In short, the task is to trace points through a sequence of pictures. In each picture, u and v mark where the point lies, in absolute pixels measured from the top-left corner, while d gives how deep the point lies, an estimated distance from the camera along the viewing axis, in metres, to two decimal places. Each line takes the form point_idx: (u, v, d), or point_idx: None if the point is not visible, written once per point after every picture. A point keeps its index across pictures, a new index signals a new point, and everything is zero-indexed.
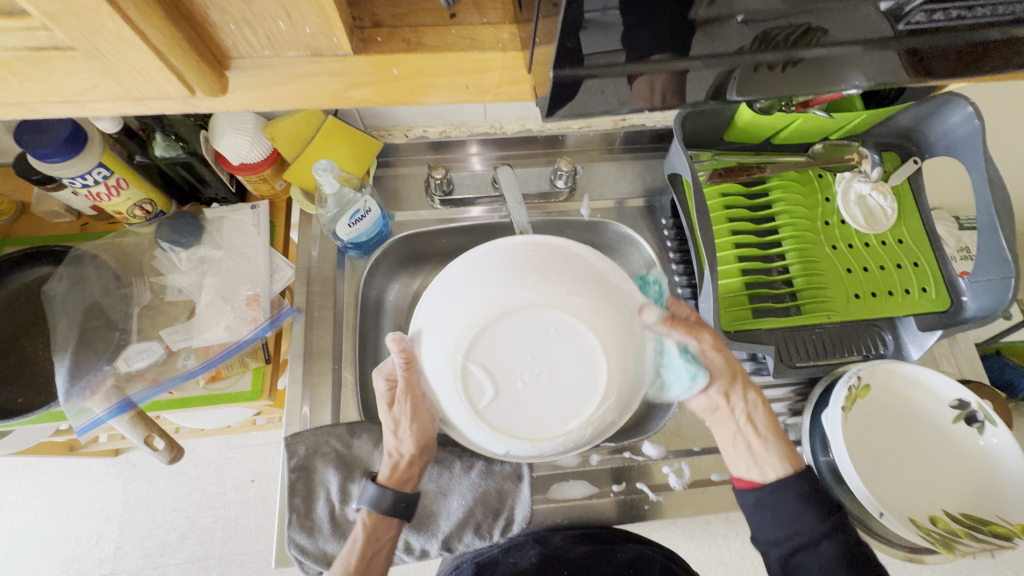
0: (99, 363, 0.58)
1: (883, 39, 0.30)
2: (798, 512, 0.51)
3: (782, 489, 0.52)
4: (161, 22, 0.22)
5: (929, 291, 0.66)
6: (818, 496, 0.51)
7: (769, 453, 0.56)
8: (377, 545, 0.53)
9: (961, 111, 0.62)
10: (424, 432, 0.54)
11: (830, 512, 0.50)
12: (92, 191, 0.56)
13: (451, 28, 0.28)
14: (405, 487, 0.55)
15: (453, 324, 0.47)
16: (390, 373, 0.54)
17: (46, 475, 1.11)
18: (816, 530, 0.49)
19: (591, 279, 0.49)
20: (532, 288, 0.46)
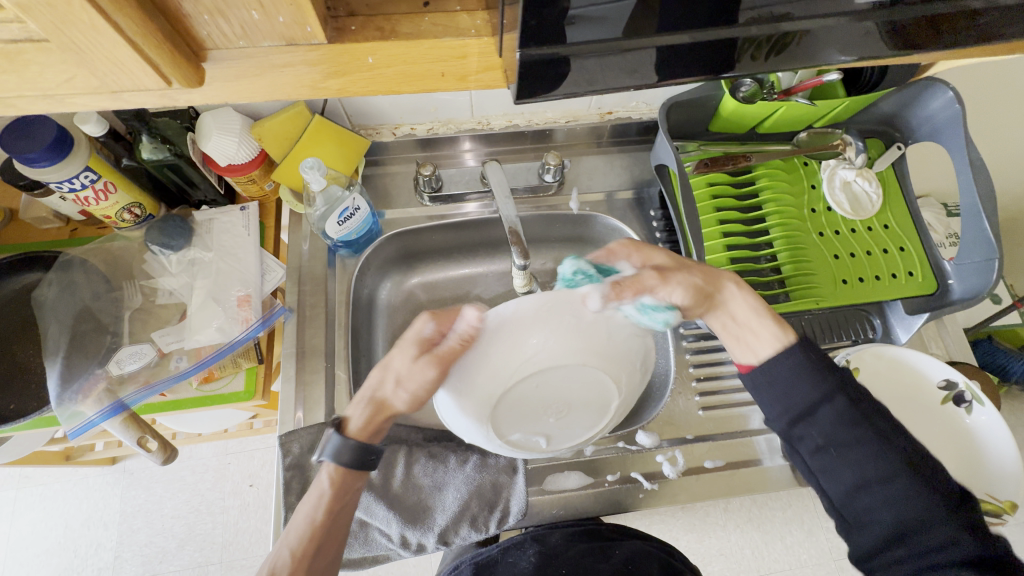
0: (91, 366, 0.58)
1: (868, 10, 0.28)
2: (795, 381, 0.46)
3: (783, 360, 0.47)
4: (133, 12, 0.22)
5: (916, 274, 0.67)
6: (818, 360, 0.46)
7: (763, 330, 0.50)
8: (344, 499, 0.51)
9: (943, 96, 0.63)
10: (419, 401, 0.50)
11: (830, 376, 0.45)
12: (80, 195, 0.56)
13: (425, 16, 0.28)
14: (376, 438, 0.52)
15: (459, 426, 0.49)
16: (441, 324, 0.49)
17: (42, 486, 1.10)
18: (812, 397, 0.45)
19: (531, 325, 0.44)
20: (490, 371, 0.45)
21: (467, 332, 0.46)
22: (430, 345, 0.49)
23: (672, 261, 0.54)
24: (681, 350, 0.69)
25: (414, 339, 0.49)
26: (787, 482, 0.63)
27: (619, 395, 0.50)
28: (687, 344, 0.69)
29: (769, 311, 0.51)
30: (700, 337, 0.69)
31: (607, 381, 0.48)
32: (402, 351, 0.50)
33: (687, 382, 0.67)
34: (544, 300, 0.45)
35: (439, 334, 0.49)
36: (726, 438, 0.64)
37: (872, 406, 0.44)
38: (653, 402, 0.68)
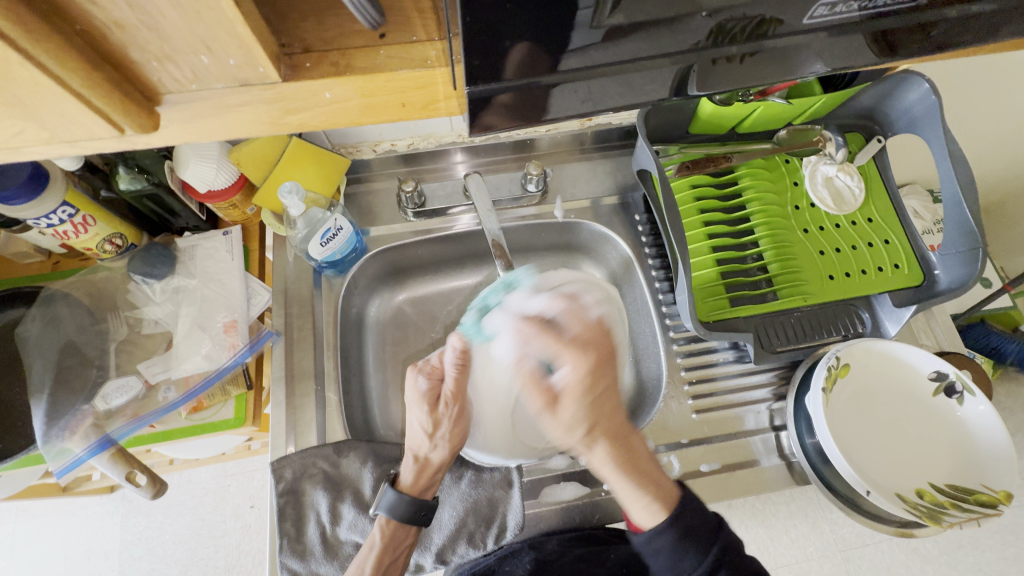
0: (77, 403, 0.57)
1: (852, 24, 0.29)
2: (679, 553, 0.43)
3: (652, 540, 0.44)
4: (75, 64, 0.21)
5: (901, 267, 0.67)
6: (692, 533, 0.43)
7: (635, 496, 0.46)
8: (395, 555, 0.54)
9: (918, 88, 0.63)
10: (462, 437, 0.58)
11: (708, 548, 0.42)
12: (58, 230, 0.55)
13: (381, 50, 0.26)
14: (426, 494, 0.56)
15: (495, 458, 0.59)
16: (430, 372, 0.58)
17: (41, 519, 1.09)
18: (698, 568, 0.42)
19: (501, 349, 0.54)
20: (486, 394, 0.56)
21: (458, 358, 0.56)
22: (433, 394, 0.57)
23: (588, 387, 0.46)
24: (673, 353, 0.69)
25: (416, 397, 0.57)
26: (784, 481, 0.63)
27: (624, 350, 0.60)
28: (678, 347, 0.69)
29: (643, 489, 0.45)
30: (691, 340, 0.69)
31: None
32: (414, 410, 0.56)
33: (680, 386, 0.67)
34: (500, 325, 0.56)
35: (432, 382, 0.57)
36: (722, 440, 0.65)
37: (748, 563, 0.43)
38: (648, 410, 0.68)
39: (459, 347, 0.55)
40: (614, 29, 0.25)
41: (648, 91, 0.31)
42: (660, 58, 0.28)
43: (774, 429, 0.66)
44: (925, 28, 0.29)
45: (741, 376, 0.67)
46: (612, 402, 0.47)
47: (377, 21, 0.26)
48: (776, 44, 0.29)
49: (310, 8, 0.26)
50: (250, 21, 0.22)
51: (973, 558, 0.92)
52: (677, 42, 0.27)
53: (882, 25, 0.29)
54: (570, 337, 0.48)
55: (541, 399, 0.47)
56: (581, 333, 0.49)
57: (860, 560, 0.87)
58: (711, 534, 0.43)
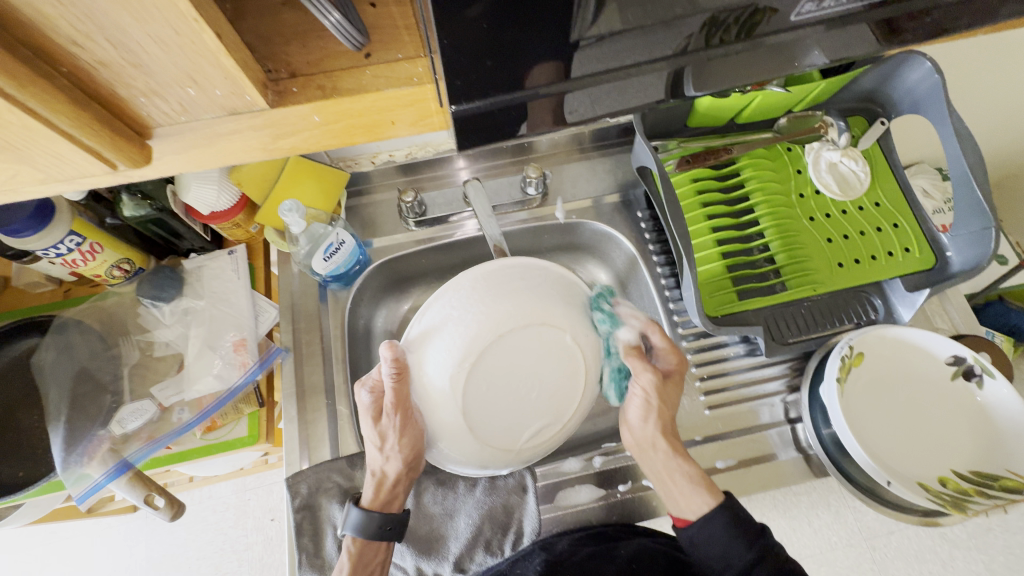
0: (93, 428, 0.58)
1: (848, 16, 0.28)
2: (728, 543, 0.47)
3: (706, 526, 0.49)
4: (64, 107, 0.21)
5: (913, 250, 0.66)
6: (741, 523, 0.48)
7: (694, 481, 0.52)
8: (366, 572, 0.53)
9: (921, 67, 0.61)
10: (414, 445, 0.53)
11: (756, 539, 0.47)
12: (67, 259, 0.56)
13: (367, 70, 0.26)
14: (388, 507, 0.55)
15: (472, 467, 0.52)
16: (373, 385, 0.53)
17: (68, 539, 1.11)
18: (746, 559, 0.46)
19: (432, 350, 0.49)
20: (427, 401, 0.49)
21: (392, 368, 0.49)
22: (377, 405, 0.54)
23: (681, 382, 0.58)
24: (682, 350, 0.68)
25: (362, 411, 0.54)
26: (803, 473, 0.62)
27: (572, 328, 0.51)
28: (687, 344, 0.68)
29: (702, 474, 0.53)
30: (700, 336, 0.68)
31: (540, 329, 0.49)
32: (363, 424, 0.54)
33: (691, 382, 0.67)
34: (427, 322, 0.50)
35: (375, 396, 0.53)
36: (737, 435, 0.64)
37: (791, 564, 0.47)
38: None
39: (391, 358, 0.49)
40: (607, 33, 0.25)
41: (650, 91, 0.30)
42: (652, 63, 0.27)
43: (789, 422, 0.65)
44: (930, 11, 0.29)
45: (754, 369, 0.67)
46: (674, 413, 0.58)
47: (361, 41, 0.26)
48: (771, 39, 0.28)
49: (294, 32, 0.26)
50: (234, 52, 0.22)
51: (1002, 541, 0.91)
52: (670, 39, 0.26)
53: (884, 14, 0.28)
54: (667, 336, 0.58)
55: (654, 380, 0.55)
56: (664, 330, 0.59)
57: (886, 548, 0.86)
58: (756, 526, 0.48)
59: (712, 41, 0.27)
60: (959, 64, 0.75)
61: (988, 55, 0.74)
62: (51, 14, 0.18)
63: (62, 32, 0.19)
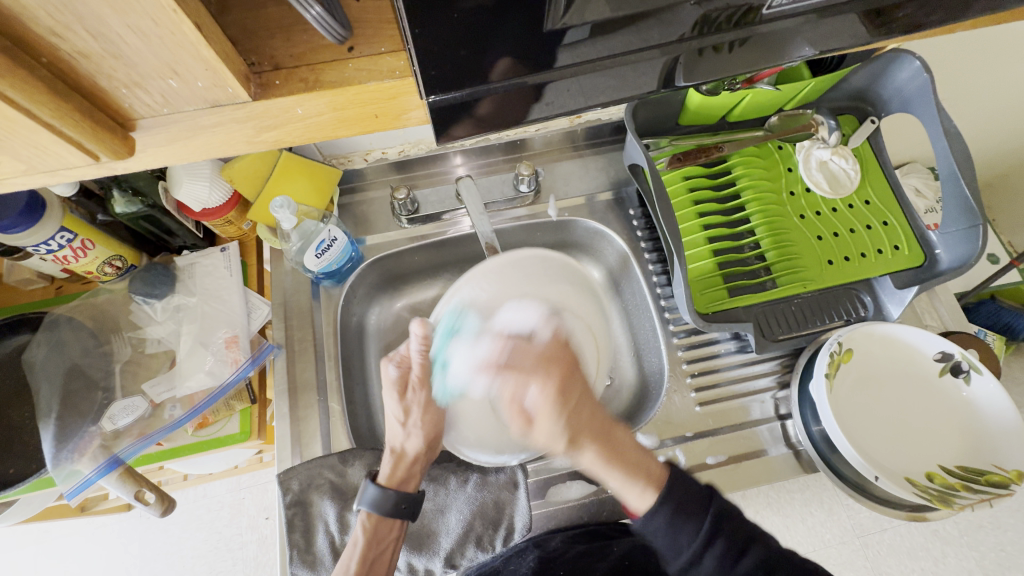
0: (85, 425, 0.58)
1: (836, 5, 0.28)
2: (676, 529, 0.42)
3: (649, 522, 0.43)
4: (45, 97, 0.21)
5: (902, 248, 0.66)
6: (686, 504, 0.42)
7: (630, 482, 0.44)
8: (380, 549, 0.53)
9: (910, 66, 0.61)
10: (436, 422, 0.59)
11: (704, 517, 0.42)
12: (58, 255, 0.56)
13: (350, 63, 0.26)
14: (405, 486, 0.56)
15: (489, 454, 0.61)
16: (400, 360, 0.59)
17: (61, 538, 1.10)
18: (695, 544, 0.41)
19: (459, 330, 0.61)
20: (454, 375, 0.61)
21: (423, 343, 0.57)
22: (402, 381, 0.59)
23: (560, 406, 0.46)
24: (673, 347, 0.68)
25: (387, 385, 0.58)
26: (793, 469, 0.62)
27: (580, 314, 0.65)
28: (678, 341, 0.69)
29: (637, 458, 0.46)
30: (691, 333, 0.69)
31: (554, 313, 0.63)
32: (386, 399, 0.58)
33: (682, 378, 0.67)
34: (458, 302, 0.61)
35: (403, 372, 0.58)
36: (727, 432, 0.64)
37: (751, 533, 0.42)
38: (649, 405, 0.68)
39: (421, 334, 0.56)
40: (598, 23, 0.26)
41: (636, 85, 0.30)
42: (642, 51, 0.28)
43: (779, 418, 0.65)
44: (906, 3, 0.29)
45: (744, 366, 0.67)
46: (587, 410, 0.48)
47: (344, 35, 0.26)
48: (763, 31, 0.29)
49: (278, 25, 0.27)
50: (215, 43, 0.22)
51: (994, 538, 0.91)
52: (664, 33, 0.27)
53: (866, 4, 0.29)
54: (530, 363, 0.49)
55: (518, 420, 0.48)
56: (534, 357, 0.50)
57: (878, 545, 0.87)
58: (699, 500, 0.42)
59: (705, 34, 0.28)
60: (949, 63, 0.75)
61: (976, 54, 0.75)
62: (29, 4, 0.18)
63: (41, 22, 0.19)
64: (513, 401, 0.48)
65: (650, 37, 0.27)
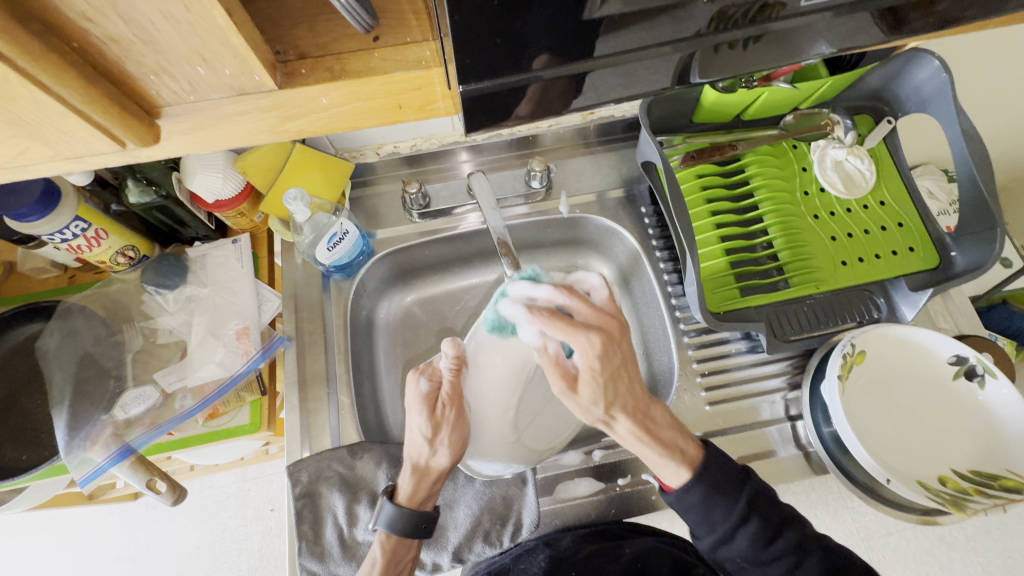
0: (96, 413, 0.59)
1: (855, 3, 0.28)
2: (710, 507, 0.47)
3: (683, 497, 0.48)
4: (75, 82, 0.21)
5: (917, 250, 0.65)
6: (721, 485, 0.47)
7: (665, 459, 0.49)
8: (399, 568, 0.53)
9: (929, 66, 0.61)
10: (462, 443, 0.58)
11: (738, 499, 0.47)
12: (72, 244, 0.56)
13: (375, 53, 0.26)
14: (424, 505, 0.55)
15: (496, 466, 0.60)
16: (431, 373, 0.58)
17: (69, 526, 1.11)
18: (729, 521, 0.46)
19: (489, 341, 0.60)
20: (477, 391, 0.60)
21: (453, 363, 0.56)
22: (432, 396, 0.57)
23: (600, 366, 0.48)
24: (684, 346, 0.68)
25: (416, 399, 0.56)
26: (802, 471, 0.62)
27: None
28: (688, 339, 0.68)
29: (671, 435, 0.51)
30: (702, 332, 0.69)
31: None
32: (414, 415, 0.55)
33: (692, 378, 0.67)
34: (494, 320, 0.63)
35: (433, 386, 0.57)
36: (737, 432, 0.64)
37: (779, 497, 0.48)
38: None
39: (453, 355, 0.55)
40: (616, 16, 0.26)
41: (653, 82, 0.30)
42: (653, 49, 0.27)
43: (789, 420, 0.65)
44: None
45: (755, 367, 0.67)
46: (625, 378, 0.50)
47: (370, 25, 0.26)
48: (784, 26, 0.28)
49: (303, 14, 0.26)
50: (243, 30, 0.22)
51: (1001, 544, 0.90)
52: (681, 30, 0.27)
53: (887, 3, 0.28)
54: (580, 318, 0.51)
55: (563, 380, 0.50)
56: (589, 314, 0.51)
57: (883, 548, 0.86)
58: (739, 479, 0.48)
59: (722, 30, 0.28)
60: (967, 64, 0.75)
61: (997, 53, 0.74)
62: None
63: (73, 6, 0.19)
64: (554, 358, 0.51)
65: (669, 32, 0.27)
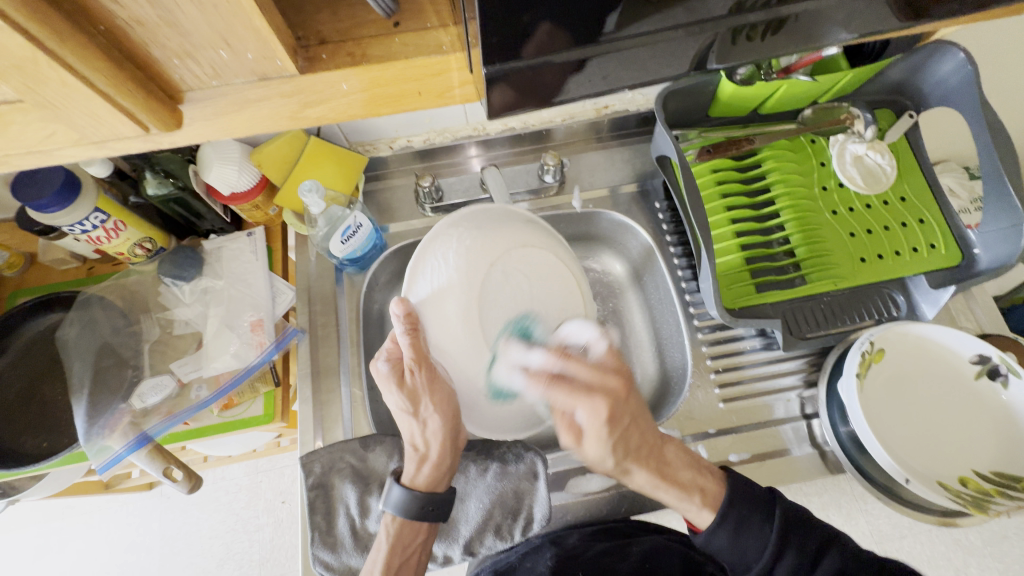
0: (115, 401, 0.60)
1: None
2: (740, 544, 0.46)
3: (711, 541, 0.48)
4: (102, 66, 0.21)
5: (938, 247, 0.64)
6: (749, 513, 0.46)
7: (692, 500, 0.51)
8: (405, 554, 0.53)
9: (953, 58, 0.59)
10: (447, 401, 0.55)
11: (771, 526, 0.46)
12: (92, 235, 0.57)
13: (396, 38, 0.26)
14: (436, 486, 0.55)
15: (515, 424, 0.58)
16: (389, 353, 0.54)
17: (86, 514, 1.13)
18: (763, 553, 0.45)
19: (437, 303, 0.54)
20: (448, 351, 0.54)
21: (405, 323, 0.51)
22: (399, 370, 0.54)
23: (608, 428, 0.50)
24: (697, 342, 0.67)
25: (383, 381, 0.54)
26: (817, 470, 0.61)
27: (554, 247, 0.59)
28: (702, 336, 0.68)
29: (690, 470, 0.53)
30: (716, 328, 0.68)
31: (523, 252, 0.57)
32: (387, 395, 0.54)
33: (705, 374, 0.66)
34: (435, 281, 0.55)
35: (394, 357, 0.54)
36: (750, 430, 0.63)
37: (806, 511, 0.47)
38: (671, 401, 0.67)
39: (402, 314, 0.50)
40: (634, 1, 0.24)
41: (675, 68, 0.30)
42: (672, 31, 0.27)
43: (805, 418, 0.64)
44: None
45: (770, 364, 0.66)
46: (638, 430, 0.52)
47: (391, 9, 0.26)
48: (810, 11, 0.28)
49: (325, 0, 0.27)
50: (267, 14, 0.22)
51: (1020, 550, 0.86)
52: (708, 13, 0.26)
53: None
54: (583, 382, 0.51)
55: (570, 435, 0.52)
56: (586, 376, 0.51)
57: (898, 551, 0.85)
58: (773, 510, 0.46)
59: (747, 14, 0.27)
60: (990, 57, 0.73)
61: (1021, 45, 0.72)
62: None
63: None
64: (563, 415, 0.52)
65: (694, 16, 0.27)
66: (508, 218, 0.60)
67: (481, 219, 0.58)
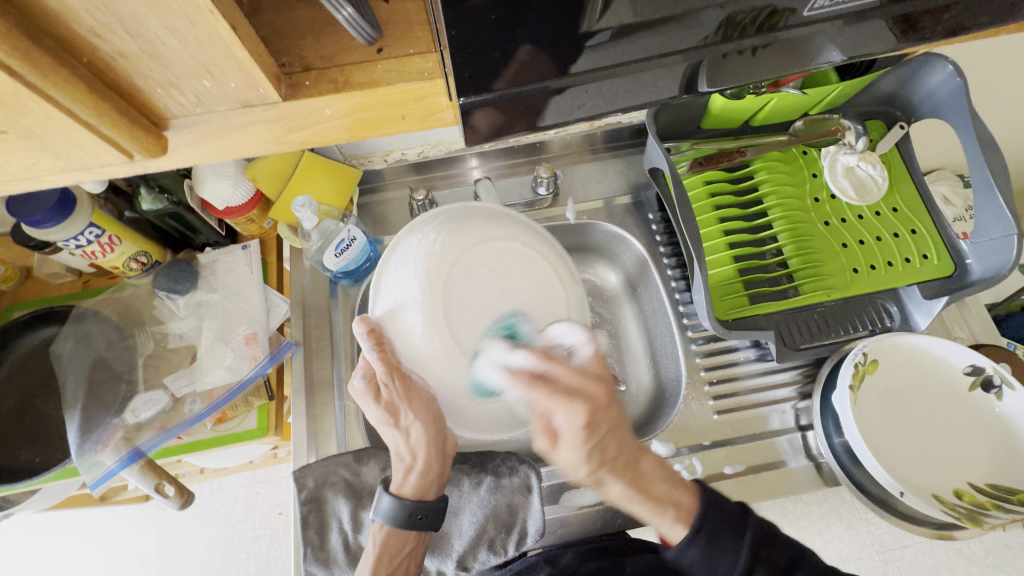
0: (108, 417, 0.60)
1: (864, 12, 0.28)
2: (713, 558, 0.45)
3: (684, 554, 0.46)
4: (85, 98, 0.22)
5: (930, 257, 0.64)
6: (720, 529, 0.45)
7: (667, 511, 0.49)
8: (393, 565, 0.52)
9: (942, 70, 0.60)
10: (428, 408, 0.54)
11: (741, 539, 0.44)
12: (86, 250, 0.57)
13: (379, 65, 0.27)
14: (427, 494, 0.54)
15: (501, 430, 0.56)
16: (365, 371, 0.53)
17: (83, 526, 1.13)
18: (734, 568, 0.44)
19: (399, 312, 0.51)
20: (418, 364, 0.51)
21: (371, 340, 0.51)
22: (373, 384, 0.53)
23: (588, 433, 0.47)
24: (691, 354, 0.67)
25: (359, 398, 0.53)
26: (813, 482, 0.61)
27: (519, 239, 0.55)
28: (696, 347, 0.68)
29: (668, 480, 0.51)
30: (710, 339, 0.68)
31: (485, 248, 0.53)
32: (367, 410, 0.53)
33: (700, 386, 0.66)
34: (396, 292, 0.52)
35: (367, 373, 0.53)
36: (746, 441, 0.63)
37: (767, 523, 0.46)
38: (665, 414, 0.67)
39: (366, 330, 0.51)
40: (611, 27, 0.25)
41: (660, 89, 0.30)
42: (652, 54, 0.27)
43: (800, 429, 0.64)
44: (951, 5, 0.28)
45: (764, 375, 0.66)
46: (618, 437, 0.50)
47: (373, 36, 0.26)
48: (792, 34, 0.28)
49: (310, 26, 0.27)
50: (249, 45, 0.22)
51: None
52: (687, 38, 0.27)
53: (900, 10, 0.28)
54: (563, 386, 0.48)
55: (545, 439, 0.48)
56: (569, 379, 0.48)
57: (898, 562, 0.84)
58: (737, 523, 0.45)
59: (729, 38, 0.27)
60: (981, 69, 0.74)
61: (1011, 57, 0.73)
62: (73, 6, 0.19)
63: (83, 22, 0.20)
64: (540, 417, 0.48)
65: (673, 41, 0.27)
66: (470, 213, 0.57)
67: (446, 218, 0.55)
